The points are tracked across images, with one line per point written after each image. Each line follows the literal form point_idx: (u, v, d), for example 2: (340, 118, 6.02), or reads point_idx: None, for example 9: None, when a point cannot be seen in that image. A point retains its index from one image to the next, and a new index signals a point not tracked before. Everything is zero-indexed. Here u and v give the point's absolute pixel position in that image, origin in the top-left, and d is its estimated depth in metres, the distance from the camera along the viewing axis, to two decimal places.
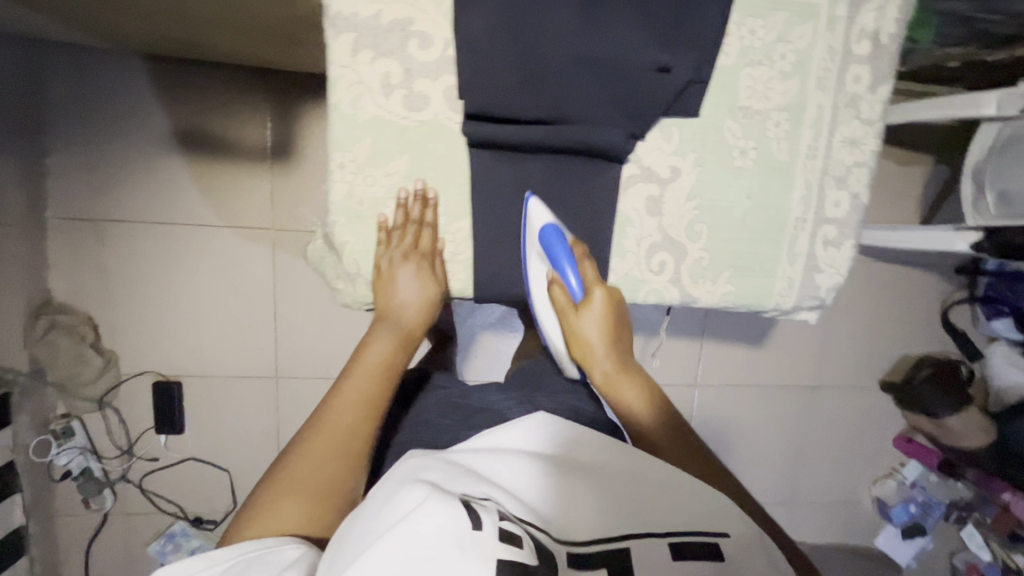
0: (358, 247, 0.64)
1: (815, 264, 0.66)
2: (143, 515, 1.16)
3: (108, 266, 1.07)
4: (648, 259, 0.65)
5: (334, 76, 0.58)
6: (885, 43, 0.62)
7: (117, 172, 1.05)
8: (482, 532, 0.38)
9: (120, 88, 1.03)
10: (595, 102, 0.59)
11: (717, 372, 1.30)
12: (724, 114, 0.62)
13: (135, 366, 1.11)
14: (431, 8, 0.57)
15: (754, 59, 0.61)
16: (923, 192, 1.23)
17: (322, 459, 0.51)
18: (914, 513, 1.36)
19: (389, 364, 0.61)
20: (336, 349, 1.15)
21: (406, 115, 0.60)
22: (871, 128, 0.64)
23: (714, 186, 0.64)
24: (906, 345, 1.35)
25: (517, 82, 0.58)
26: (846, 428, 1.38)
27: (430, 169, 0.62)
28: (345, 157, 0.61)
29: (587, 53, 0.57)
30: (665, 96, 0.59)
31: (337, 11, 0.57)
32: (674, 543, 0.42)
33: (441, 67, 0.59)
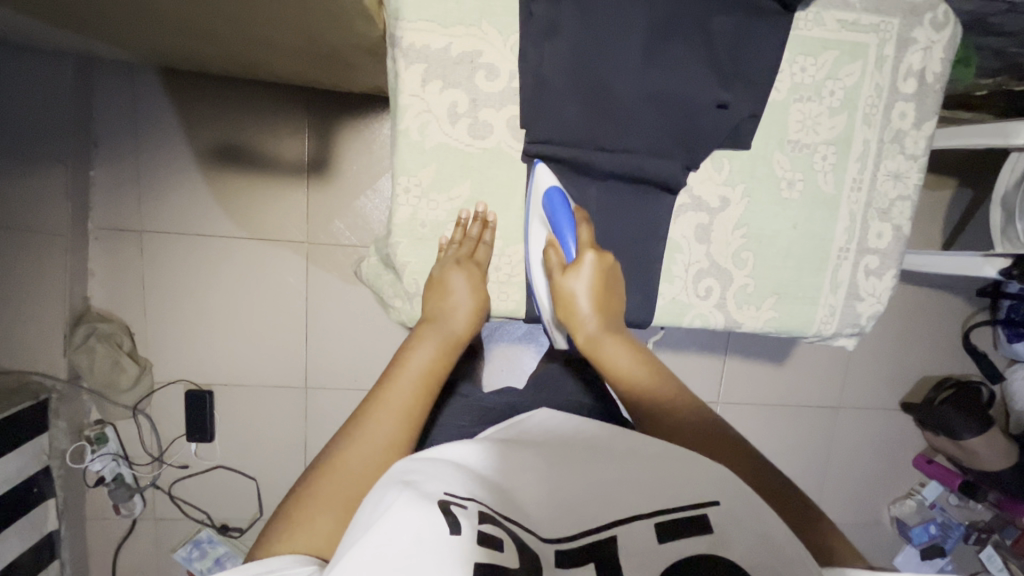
0: (418, 267, 0.66)
1: (856, 292, 0.68)
2: (173, 521, 1.18)
3: (147, 276, 1.10)
4: (695, 284, 0.66)
5: (403, 105, 0.61)
6: (931, 81, 0.64)
7: (159, 185, 1.08)
8: (459, 537, 0.40)
9: (166, 103, 1.06)
10: (656, 134, 0.61)
11: (739, 389, 1.31)
12: (774, 146, 0.64)
13: (172, 374, 1.13)
14: (498, 42, 0.60)
15: (805, 94, 0.63)
16: (948, 215, 1.24)
17: (362, 468, 0.50)
18: (934, 534, 1.35)
19: (432, 373, 0.58)
20: (366, 361, 1.17)
21: (470, 142, 0.62)
22: (915, 163, 0.66)
23: (761, 215, 0.65)
24: (928, 366, 1.35)
25: (579, 113, 0.60)
26: (866, 448, 1.39)
27: (491, 193, 0.65)
28: (410, 182, 0.63)
29: (651, 88, 0.59)
30: (722, 131, 0.61)
31: (409, 43, 0.59)
32: (658, 524, 0.44)
33: (505, 98, 0.62)
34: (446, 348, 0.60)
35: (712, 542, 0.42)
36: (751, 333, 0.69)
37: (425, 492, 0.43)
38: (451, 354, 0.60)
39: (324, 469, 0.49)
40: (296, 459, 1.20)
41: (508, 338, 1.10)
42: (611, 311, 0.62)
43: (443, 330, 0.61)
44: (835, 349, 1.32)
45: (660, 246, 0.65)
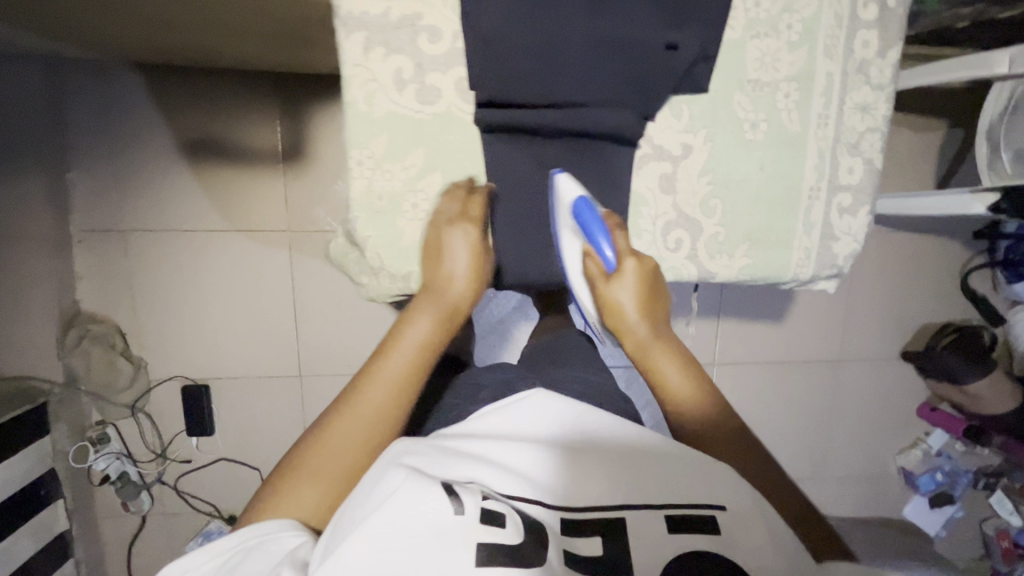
0: (381, 241, 0.64)
1: (830, 233, 0.66)
2: (182, 515, 1.20)
3: (134, 274, 1.10)
4: (664, 237, 0.66)
5: (347, 75, 0.58)
6: (894, 5, 0.62)
7: (137, 182, 1.08)
8: (464, 516, 0.43)
9: (136, 99, 1.05)
10: (606, 84, 0.59)
11: (736, 349, 1.30)
12: (733, 87, 0.62)
13: (166, 371, 1.14)
14: (437, 2, 0.58)
15: (761, 31, 0.61)
16: (939, 157, 1.21)
17: (352, 439, 0.51)
18: (941, 482, 1.35)
19: (427, 346, 0.58)
20: (359, 346, 1.18)
21: (419, 108, 0.61)
22: (881, 93, 0.64)
23: (727, 160, 0.64)
24: (928, 313, 1.33)
25: (527, 69, 0.58)
26: (869, 400, 1.37)
27: (448, 160, 0.63)
28: (363, 155, 0.61)
29: (597, 35, 0.57)
30: (675, 73, 0.60)
31: (347, 10, 0.57)
32: (668, 516, 0.47)
33: (451, 59, 0.60)
34: (442, 320, 0.60)
35: (715, 539, 0.45)
36: (724, 282, 0.68)
37: (430, 477, 0.46)
38: (447, 327, 0.60)
39: (316, 438, 0.51)
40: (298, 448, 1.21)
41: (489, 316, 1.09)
42: (654, 317, 0.64)
43: (440, 302, 0.60)
44: (830, 303, 1.30)
45: (623, 200, 0.65)
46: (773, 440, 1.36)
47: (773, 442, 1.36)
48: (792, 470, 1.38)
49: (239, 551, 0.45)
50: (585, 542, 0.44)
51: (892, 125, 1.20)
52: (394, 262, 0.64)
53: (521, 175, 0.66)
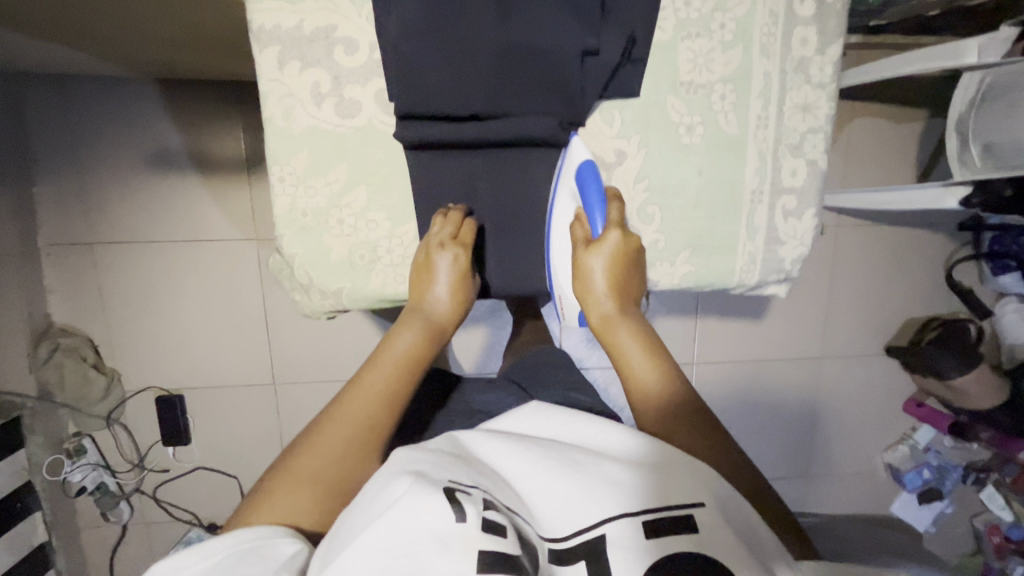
0: (309, 257, 0.62)
1: (776, 237, 0.65)
2: (162, 524, 1.21)
3: (105, 286, 1.10)
4: None
5: (264, 91, 0.58)
6: (831, 0, 0.59)
7: (104, 194, 1.08)
8: (465, 523, 0.42)
9: (98, 111, 1.05)
10: (527, 92, 0.58)
11: (714, 348, 1.28)
12: (666, 90, 0.61)
13: (139, 382, 1.14)
14: (352, 13, 0.56)
15: (692, 31, 0.59)
16: (918, 149, 1.18)
17: (336, 447, 0.51)
18: (928, 478, 1.33)
19: (414, 359, 0.58)
20: (330, 353, 1.17)
21: (339, 122, 0.59)
22: (823, 92, 0.62)
23: (663, 166, 0.63)
24: (911, 307, 1.31)
25: (443, 80, 0.56)
26: (852, 397, 1.35)
27: (372, 174, 0.61)
28: (284, 171, 0.60)
29: (512, 43, 0.55)
30: (598, 79, 0.58)
31: (260, 25, 0.56)
32: (649, 521, 0.45)
33: (369, 71, 0.58)
34: (428, 335, 0.60)
35: (694, 540, 0.43)
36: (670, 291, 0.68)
37: (432, 483, 0.45)
38: (434, 342, 0.61)
39: (305, 443, 0.52)
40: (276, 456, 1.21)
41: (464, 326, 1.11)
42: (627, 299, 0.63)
43: (425, 317, 0.61)
44: (810, 299, 1.28)
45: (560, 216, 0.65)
46: (756, 438, 1.34)
47: (756, 440, 1.35)
48: (776, 469, 1.37)
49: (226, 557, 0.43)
50: (571, 568, 0.44)
51: (867, 117, 1.17)
52: (323, 277, 0.63)
53: (450, 188, 0.64)
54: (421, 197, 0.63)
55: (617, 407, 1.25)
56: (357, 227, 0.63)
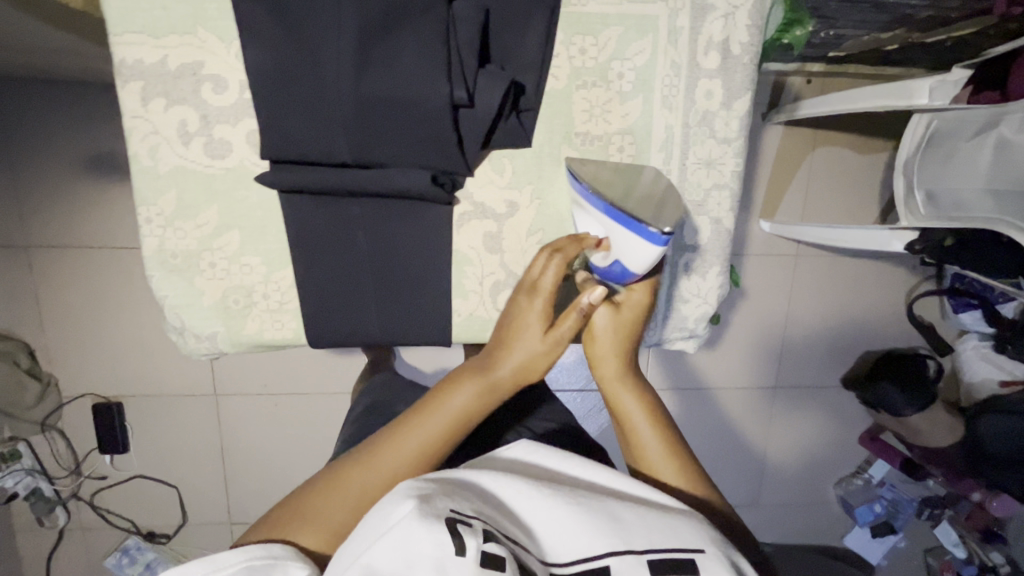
0: (178, 301, 0.61)
1: (678, 294, 0.65)
2: (98, 531, 1.20)
3: (40, 294, 1.08)
4: (493, 297, 0.64)
5: (128, 128, 0.56)
6: (737, 52, 0.58)
7: (37, 198, 1.05)
8: (463, 558, 0.39)
9: (27, 115, 1.02)
10: (399, 144, 0.55)
11: (665, 377, 1.26)
12: (560, 141, 0.60)
13: (76, 389, 1.13)
14: (220, 51, 0.54)
15: (588, 80, 0.59)
16: (878, 182, 1.16)
17: (369, 492, 0.48)
18: (880, 512, 1.31)
19: (460, 421, 0.52)
20: (266, 369, 1.14)
21: (210, 163, 0.57)
22: (729, 147, 0.61)
23: (556, 221, 0.63)
24: (868, 343, 1.28)
25: (310, 128, 0.54)
26: (803, 430, 1.33)
27: (244, 219, 0.59)
28: (151, 212, 0.58)
29: (376, 93, 0.52)
30: (473, 129, 0.56)
31: (123, 61, 0.54)
32: (649, 560, 0.43)
33: (239, 110, 0.56)
34: (483, 396, 0.53)
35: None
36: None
37: (435, 507, 0.42)
38: (487, 405, 0.54)
39: (335, 475, 0.49)
40: (216, 467, 1.19)
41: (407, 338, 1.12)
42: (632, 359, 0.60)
43: (488, 375, 0.54)
44: (764, 331, 1.25)
45: (444, 268, 0.63)
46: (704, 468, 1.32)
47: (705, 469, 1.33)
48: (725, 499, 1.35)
49: (241, 570, 0.41)
50: None
51: (826, 148, 1.14)
52: (195, 321, 0.62)
53: (321, 236, 0.60)
54: (293, 243, 0.60)
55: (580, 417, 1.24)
56: (231, 272, 0.60)
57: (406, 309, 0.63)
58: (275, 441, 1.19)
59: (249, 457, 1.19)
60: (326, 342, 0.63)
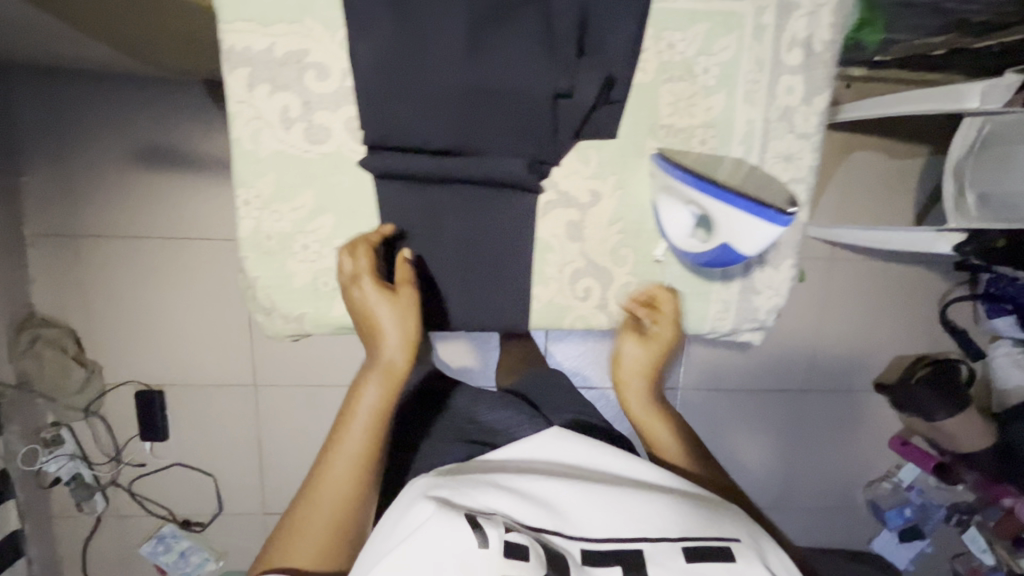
0: (271, 281, 0.62)
1: (752, 286, 0.66)
2: (134, 518, 1.21)
3: (87, 283, 1.10)
4: (573, 284, 0.65)
5: (233, 112, 0.57)
6: (819, 50, 0.59)
7: (89, 186, 1.06)
8: (488, 548, 0.46)
9: (84, 104, 1.03)
10: (499, 133, 0.58)
11: (700, 376, 1.27)
12: (645, 133, 0.62)
13: (119, 377, 1.14)
14: (324, 38, 0.56)
15: (675, 74, 0.60)
16: (918, 187, 1.16)
17: (331, 509, 0.55)
18: (910, 516, 1.32)
19: (379, 410, 0.60)
20: (307, 359, 1.16)
21: (309, 148, 0.59)
22: (807, 142, 0.62)
23: (636, 210, 0.64)
24: (903, 346, 1.28)
25: (412, 114, 0.56)
26: (834, 433, 1.33)
27: (338, 202, 0.61)
28: (249, 195, 0.60)
29: (483, 81, 0.55)
30: (568, 119, 0.58)
31: (231, 46, 0.55)
32: (685, 547, 0.50)
33: (340, 97, 0.58)
34: (390, 382, 0.61)
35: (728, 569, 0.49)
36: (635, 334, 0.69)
37: (457, 507, 0.50)
38: (396, 387, 0.61)
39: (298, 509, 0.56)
40: (252, 456, 1.21)
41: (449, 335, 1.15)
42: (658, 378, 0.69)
43: (379, 364, 0.61)
44: (799, 332, 1.26)
45: (529, 257, 0.64)
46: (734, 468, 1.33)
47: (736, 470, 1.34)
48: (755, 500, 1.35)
49: None
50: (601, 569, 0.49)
51: (866, 153, 1.15)
52: (286, 303, 0.63)
53: (409, 221, 0.62)
54: (384, 226, 0.61)
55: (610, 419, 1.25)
56: (322, 254, 0.62)
57: (487, 295, 0.65)
58: (312, 432, 1.20)
59: (284, 448, 1.20)
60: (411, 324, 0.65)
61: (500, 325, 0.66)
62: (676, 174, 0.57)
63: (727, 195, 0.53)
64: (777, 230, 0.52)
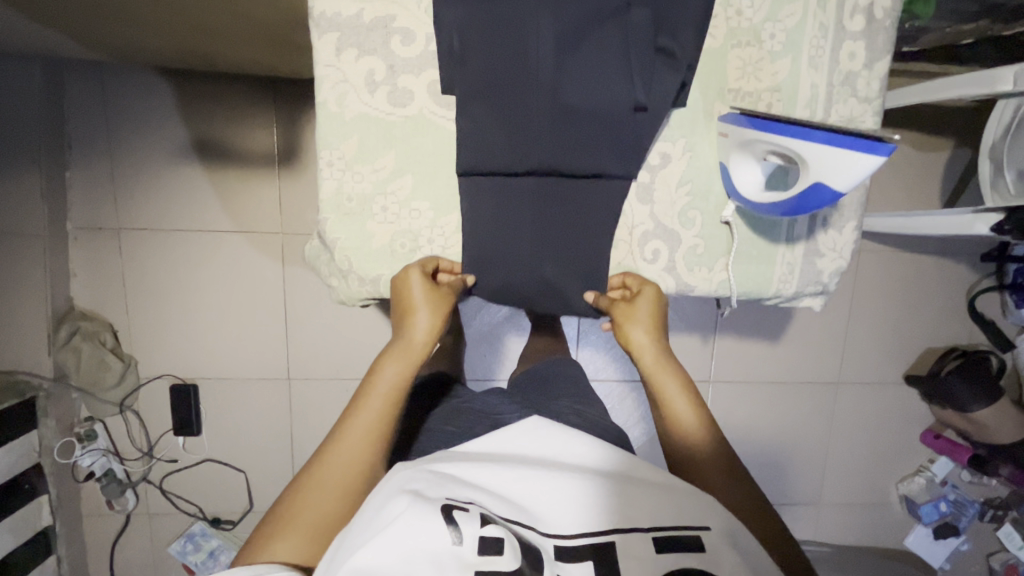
0: (349, 243, 0.65)
1: (815, 249, 0.68)
2: (164, 516, 1.19)
3: (129, 274, 1.11)
4: (641, 246, 0.68)
5: (320, 76, 0.61)
6: (881, 16, 0.62)
7: (134, 180, 1.08)
8: (461, 548, 0.47)
9: (130, 102, 1.06)
10: (580, 97, 0.61)
11: (731, 368, 1.27)
12: (714, 98, 0.65)
13: (156, 370, 1.14)
14: (412, 5, 0.60)
15: (742, 41, 0.63)
16: (946, 177, 1.18)
17: (341, 479, 0.55)
18: (946, 512, 1.30)
19: (395, 391, 0.61)
20: (344, 351, 1.16)
21: (391, 110, 0.62)
22: (868, 106, 0.64)
23: (704, 172, 0.66)
24: (934, 335, 1.29)
25: (499, 72, 0.60)
26: (867, 425, 1.33)
27: (417, 164, 0.64)
28: (333, 156, 0.63)
29: (569, 75, 0.60)
30: (643, 131, 0.63)
31: (322, 13, 0.59)
32: (655, 537, 0.51)
33: (423, 62, 0.62)
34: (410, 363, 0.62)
35: (699, 558, 0.49)
36: (701, 296, 0.70)
37: (429, 502, 0.51)
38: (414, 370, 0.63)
39: (307, 476, 0.55)
40: (285, 453, 1.20)
41: (479, 325, 1.13)
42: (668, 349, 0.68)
43: (405, 345, 0.63)
44: (830, 323, 1.27)
45: (600, 224, 0.66)
46: (767, 462, 1.32)
47: (771, 468, 1.33)
48: (788, 496, 1.34)
49: None
50: (576, 563, 0.49)
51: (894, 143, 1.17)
52: (363, 265, 0.66)
53: (490, 175, 0.64)
54: (466, 186, 0.65)
55: (623, 425, 1.22)
56: (401, 215, 0.65)
57: (559, 255, 0.67)
58: None
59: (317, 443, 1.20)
60: (488, 280, 0.67)
61: (566, 283, 0.68)
62: (754, 124, 0.57)
63: (811, 133, 0.52)
64: (874, 160, 0.49)
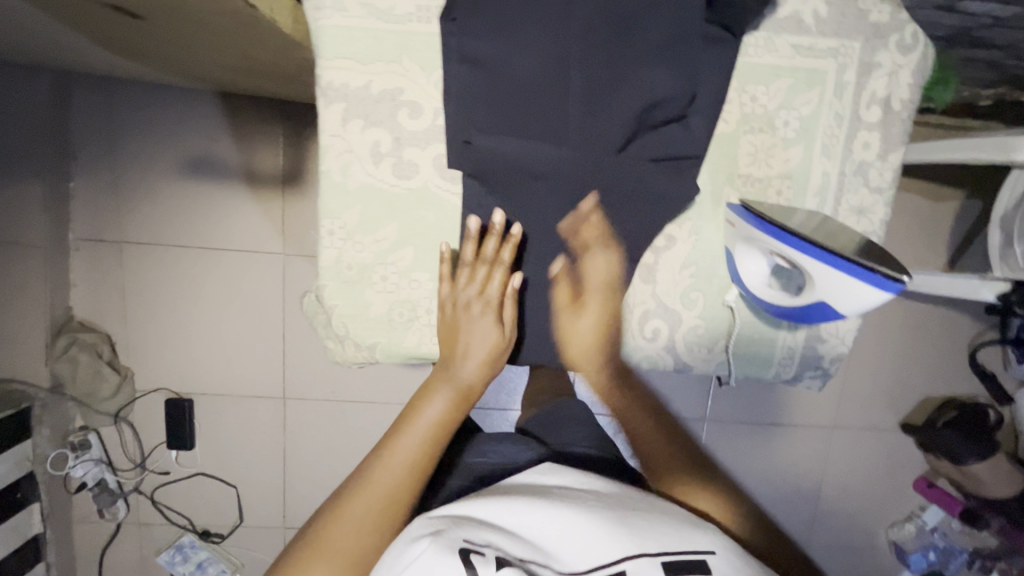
0: (347, 310, 0.67)
1: (817, 334, 0.70)
2: (153, 525, 1.20)
3: (128, 287, 1.11)
4: (641, 326, 0.70)
5: (326, 144, 0.64)
6: (897, 108, 0.65)
7: (137, 194, 1.08)
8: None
9: (138, 117, 1.06)
10: (588, 179, 0.64)
11: (728, 408, 1.27)
12: (724, 182, 0.67)
13: (152, 384, 1.14)
14: (420, 79, 0.63)
15: (756, 126, 0.65)
16: (956, 229, 1.17)
17: (372, 508, 0.53)
18: (933, 560, 1.31)
19: (443, 427, 0.59)
20: (340, 374, 1.16)
21: (395, 182, 0.65)
22: (879, 197, 0.67)
23: (710, 255, 0.68)
24: (936, 386, 1.28)
25: (514, 150, 0.62)
26: (861, 469, 1.33)
27: (420, 234, 0.67)
28: (334, 226, 0.65)
29: (575, 169, 0.63)
30: (639, 225, 0.66)
31: (329, 83, 0.62)
32: (657, 560, 0.44)
33: (430, 136, 0.64)
34: (457, 403, 0.61)
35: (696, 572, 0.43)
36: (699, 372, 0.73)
37: (448, 539, 0.44)
38: (460, 410, 0.61)
39: (340, 506, 0.53)
40: (276, 470, 1.19)
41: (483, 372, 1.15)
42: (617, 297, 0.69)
43: (454, 381, 0.62)
44: None
45: (601, 297, 0.68)
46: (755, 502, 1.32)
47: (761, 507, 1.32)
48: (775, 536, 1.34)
49: None
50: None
51: (905, 193, 1.16)
52: (359, 331, 0.68)
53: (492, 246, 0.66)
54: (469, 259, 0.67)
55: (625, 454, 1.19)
56: (400, 285, 0.67)
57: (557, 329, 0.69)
58: (337, 448, 1.19)
59: (309, 461, 1.19)
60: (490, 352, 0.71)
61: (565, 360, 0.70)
62: (775, 234, 0.58)
63: (839, 261, 0.54)
64: (886, 295, 0.54)
